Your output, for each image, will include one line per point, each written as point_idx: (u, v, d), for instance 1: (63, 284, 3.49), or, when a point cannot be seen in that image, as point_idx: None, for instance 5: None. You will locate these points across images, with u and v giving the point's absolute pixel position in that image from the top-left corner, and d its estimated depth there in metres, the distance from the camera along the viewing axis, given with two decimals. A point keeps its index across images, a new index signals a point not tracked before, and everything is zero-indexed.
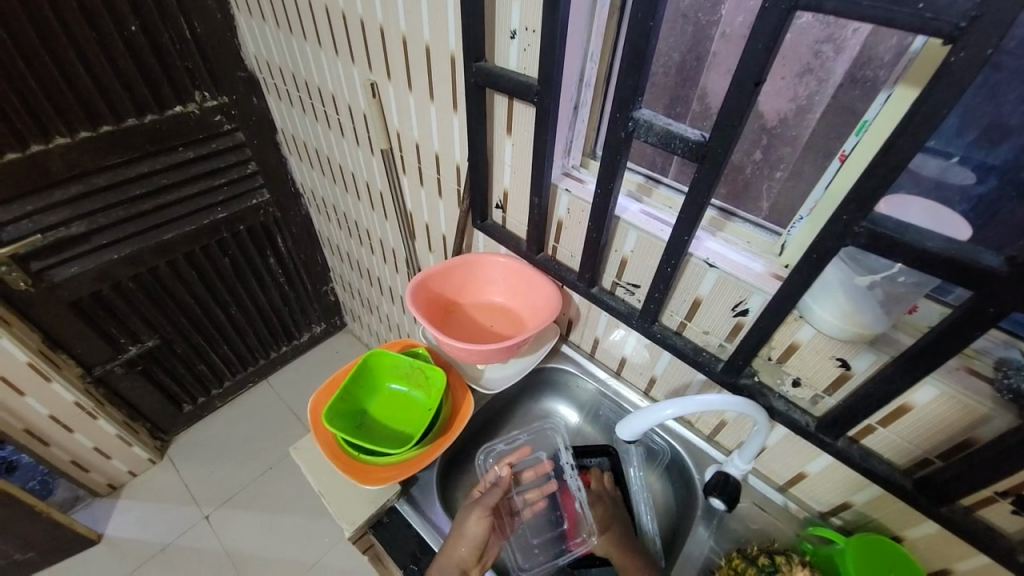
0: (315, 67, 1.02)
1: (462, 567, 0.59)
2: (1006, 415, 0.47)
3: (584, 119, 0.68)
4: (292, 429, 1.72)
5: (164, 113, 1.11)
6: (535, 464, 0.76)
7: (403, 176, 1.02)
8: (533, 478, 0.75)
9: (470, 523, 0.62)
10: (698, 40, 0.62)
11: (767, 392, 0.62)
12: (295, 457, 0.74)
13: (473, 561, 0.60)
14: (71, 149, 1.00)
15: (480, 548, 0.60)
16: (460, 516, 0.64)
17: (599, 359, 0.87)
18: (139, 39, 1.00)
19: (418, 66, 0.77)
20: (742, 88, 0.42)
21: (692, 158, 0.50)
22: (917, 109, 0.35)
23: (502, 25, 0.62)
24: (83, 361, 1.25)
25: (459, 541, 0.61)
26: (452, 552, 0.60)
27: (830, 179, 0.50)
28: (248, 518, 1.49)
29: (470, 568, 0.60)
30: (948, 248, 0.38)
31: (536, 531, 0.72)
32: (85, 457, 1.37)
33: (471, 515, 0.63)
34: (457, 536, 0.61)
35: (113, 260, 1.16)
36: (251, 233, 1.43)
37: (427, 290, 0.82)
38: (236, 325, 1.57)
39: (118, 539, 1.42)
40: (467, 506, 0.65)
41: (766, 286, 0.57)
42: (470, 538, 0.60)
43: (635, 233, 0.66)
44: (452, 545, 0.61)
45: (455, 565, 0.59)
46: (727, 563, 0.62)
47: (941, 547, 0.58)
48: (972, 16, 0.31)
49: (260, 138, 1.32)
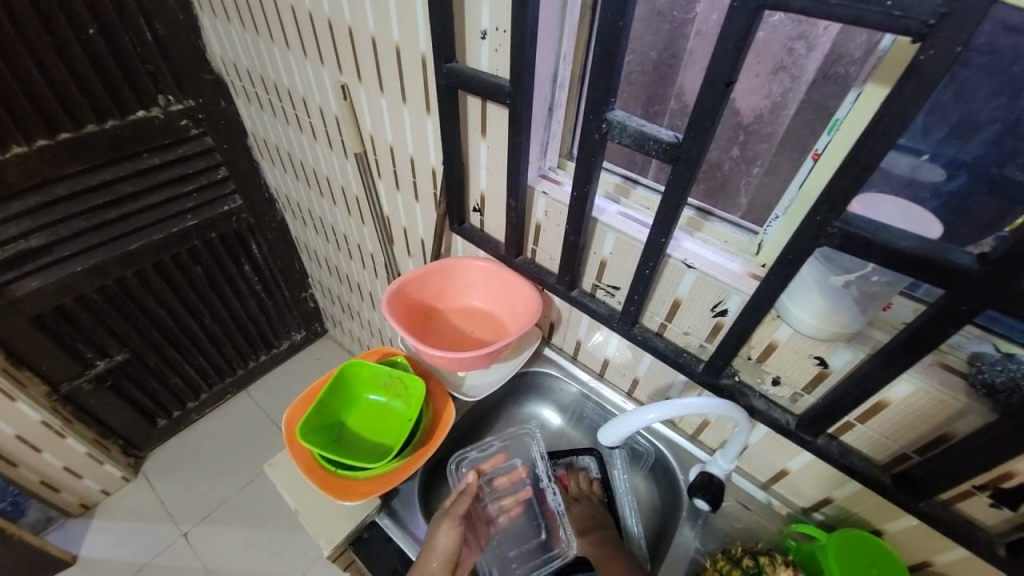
0: (284, 68, 0.99)
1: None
2: (980, 410, 0.47)
3: (559, 120, 0.67)
4: (274, 440, 1.68)
5: (127, 118, 1.06)
6: (509, 472, 0.76)
7: (379, 179, 1.00)
8: (506, 485, 0.75)
9: (442, 531, 0.61)
10: (674, 38, 0.62)
11: (747, 391, 0.62)
12: (270, 474, 0.71)
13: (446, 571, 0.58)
14: (29, 157, 0.96)
15: (453, 556, 0.59)
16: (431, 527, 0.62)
17: (582, 361, 0.86)
18: (98, 42, 0.96)
19: (389, 67, 0.75)
20: (714, 88, 0.42)
21: (666, 159, 0.49)
22: (887, 108, 0.34)
23: (472, 24, 0.60)
24: (48, 378, 1.20)
25: (431, 551, 0.59)
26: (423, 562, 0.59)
27: (805, 177, 0.50)
28: (230, 534, 1.45)
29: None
30: (921, 246, 0.38)
31: (514, 543, 0.71)
32: (55, 477, 1.32)
33: (443, 524, 0.61)
34: (430, 546, 0.60)
35: (77, 272, 1.12)
36: (224, 241, 1.39)
37: (405, 297, 0.80)
38: (212, 335, 1.53)
39: (93, 561, 1.37)
40: (439, 515, 0.63)
41: (743, 286, 0.57)
42: (442, 547, 0.59)
43: (613, 234, 0.66)
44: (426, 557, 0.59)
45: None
46: (711, 565, 0.62)
47: (920, 540, 0.59)
48: (941, 13, 0.30)
49: (230, 142, 1.28)
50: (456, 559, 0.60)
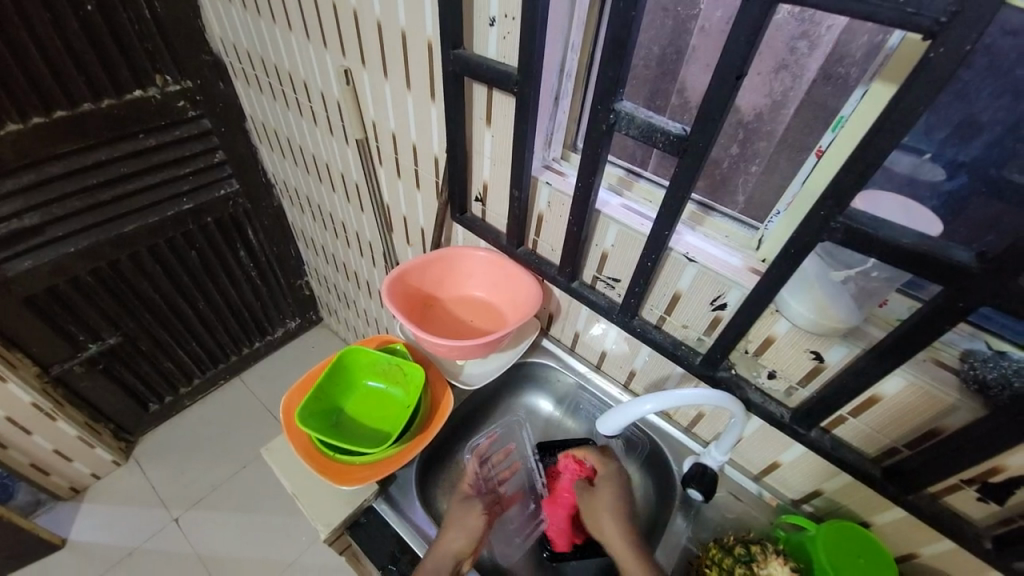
0: (285, 51, 0.98)
1: (459, 555, 0.60)
2: (970, 405, 0.48)
3: (565, 111, 0.67)
4: (267, 427, 1.68)
5: (123, 98, 1.05)
6: (504, 451, 0.78)
7: (380, 167, 1.00)
8: (501, 465, 0.77)
9: (469, 517, 0.64)
10: (678, 33, 0.62)
11: (743, 384, 0.63)
12: (267, 458, 0.72)
13: (470, 552, 0.61)
14: (23, 135, 0.94)
15: (479, 539, 0.62)
16: (451, 512, 0.65)
17: (580, 353, 0.87)
18: (95, 20, 0.94)
19: (393, 53, 0.75)
20: (723, 81, 0.42)
21: (673, 152, 0.49)
22: (894, 106, 0.35)
23: (480, 11, 0.60)
24: (39, 359, 1.19)
25: (455, 534, 0.62)
26: (450, 543, 0.60)
27: (807, 174, 0.50)
28: (221, 519, 1.45)
29: (466, 558, 0.60)
30: (921, 242, 0.39)
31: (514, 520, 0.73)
32: (45, 459, 1.31)
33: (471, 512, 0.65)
34: (454, 530, 0.62)
35: (71, 253, 1.10)
36: (220, 225, 1.38)
37: (405, 284, 0.80)
38: (205, 320, 1.52)
39: (83, 544, 1.36)
40: (462, 504, 0.66)
41: (744, 280, 0.57)
42: (470, 530, 0.62)
43: (616, 227, 0.66)
44: (444, 537, 0.61)
45: (451, 553, 0.60)
46: (704, 553, 0.63)
47: (906, 532, 0.60)
48: (952, 11, 0.31)
49: (228, 124, 1.27)
50: (480, 542, 0.62)
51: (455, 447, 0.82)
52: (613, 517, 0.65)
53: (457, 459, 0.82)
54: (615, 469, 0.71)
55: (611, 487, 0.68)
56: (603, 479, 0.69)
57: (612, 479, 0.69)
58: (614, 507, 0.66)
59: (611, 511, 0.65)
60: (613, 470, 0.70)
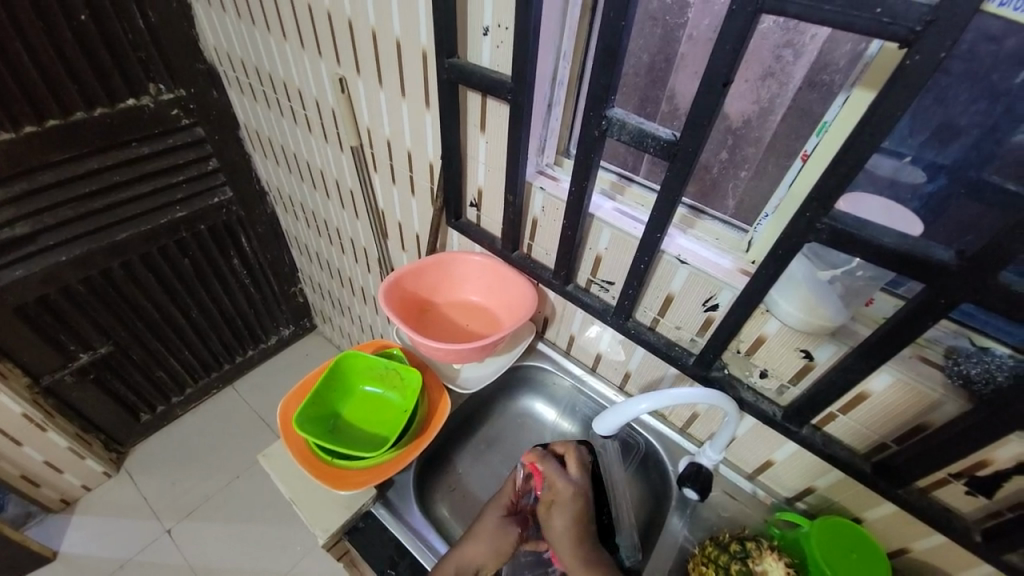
0: (279, 60, 0.99)
1: (479, 570, 0.60)
2: (956, 400, 0.50)
3: (557, 117, 0.68)
4: (261, 436, 1.67)
5: (115, 106, 1.05)
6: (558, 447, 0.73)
7: (375, 173, 1.00)
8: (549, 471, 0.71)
9: (501, 541, 0.61)
10: (667, 42, 0.63)
11: (735, 383, 0.64)
12: (264, 464, 0.71)
13: (491, 569, 0.61)
14: (15, 143, 0.94)
15: (500, 565, 0.62)
16: (485, 518, 0.64)
17: (575, 355, 0.88)
18: (90, 29, 0.95)
19: (388, 62, 0.76)
20: (711, 88, 0.43)
21: (663, 156, 0.51)
22: (875, 111, 0.36)
23: (473, 21, 0.61)
24: (30, 370, 1.18)
25: (485, 549, 0.61)
26: (476, 560, 0.60)
27: (793, 178, 0.52)
28: (214, 530, 1.44)
29: (485, 572, 0.61)
30: (902, 242, 0.41)
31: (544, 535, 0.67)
32: (36, 472, 1.29)
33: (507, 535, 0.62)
34: (484, 544, 0.61)
35: (63, 262, 1.10)
36: (214, 233, 1.38)
37: (400, 290, 0.80)
38: (198, 329, 1.51)
39: (74, 556, 1.34)
40: (501, 523, 0.63)
41: (734, 281, 0.58)
42: (499, 553, 0.61)
43: (609, 230, 0.67)
44: (474, 545, 0.61)
45: (473, 563, 0.60)
46: (699, 551, 0.64)
47: (897, 527, 0.62)
48: (926, 20, 0.32)
49: (222, 132, 1.27)
50: (501, 565, 0.62)
51: (452, 452, 0.82)
52: (569, 547, 0.59)
53: (455, 463, 0.82)
54: (570, 487, 0.63)
55: (564, 511, 0.61)
56: (557, 498, 0.62)
57: (564, 501, 0.62)
58: (566, 537, 0.60)
59: (565, 537, 0.60)
60: (567, 489, 0.62)
